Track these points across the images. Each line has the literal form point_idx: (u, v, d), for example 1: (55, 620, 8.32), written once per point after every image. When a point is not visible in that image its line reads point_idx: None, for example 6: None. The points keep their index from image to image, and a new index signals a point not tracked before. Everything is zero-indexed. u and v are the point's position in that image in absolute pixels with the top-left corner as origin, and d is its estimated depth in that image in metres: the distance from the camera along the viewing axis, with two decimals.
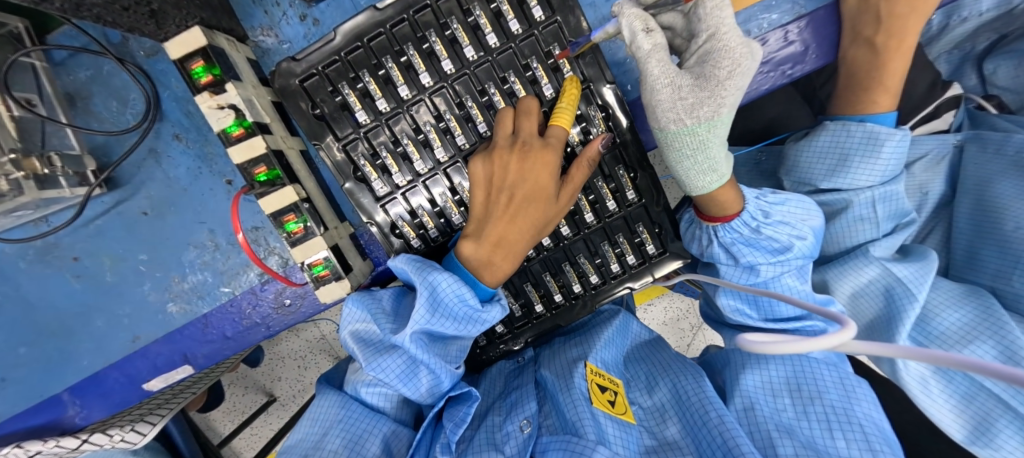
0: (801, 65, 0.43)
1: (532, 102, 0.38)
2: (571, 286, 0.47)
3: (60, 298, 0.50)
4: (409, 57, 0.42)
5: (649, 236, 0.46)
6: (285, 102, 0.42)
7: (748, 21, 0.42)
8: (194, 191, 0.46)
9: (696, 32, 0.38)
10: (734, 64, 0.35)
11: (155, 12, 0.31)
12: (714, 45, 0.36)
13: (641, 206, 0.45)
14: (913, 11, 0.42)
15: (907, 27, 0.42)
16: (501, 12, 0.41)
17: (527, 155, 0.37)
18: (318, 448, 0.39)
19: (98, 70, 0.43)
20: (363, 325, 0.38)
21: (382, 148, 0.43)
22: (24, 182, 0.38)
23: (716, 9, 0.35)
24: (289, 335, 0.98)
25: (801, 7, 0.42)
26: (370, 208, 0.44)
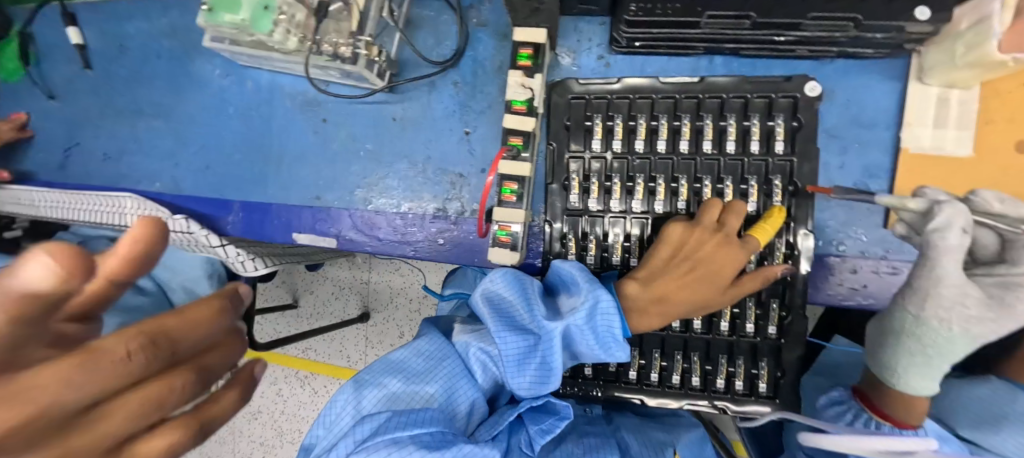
0: None
1: (741, 208, 0.44)
2: (672, 374, 0.50)
3: (292, 139, 0.62)
4: (657, 123, 0.49)
5: (767, 374, 0.48)
6: (550, 103, 0.51)
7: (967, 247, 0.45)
8: (438, 124, 0.56)
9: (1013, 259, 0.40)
10: None
11: (540, 6, 0.42)
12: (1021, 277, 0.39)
13: (775, 343, 0.47)
14: None
15: None
16: (750, 131, 0.48)
17: (722, 246, 0.42)
18: (419, 381, 0.44)
19: (438, 15, 0.56)
20: (512, 301, 0.45)
21: (594, 174, 0.50)
22: (361, 57, 0.50)
23: None
24: (341, 266, 1.26)
25: None
26: (557, 212, 0.51)
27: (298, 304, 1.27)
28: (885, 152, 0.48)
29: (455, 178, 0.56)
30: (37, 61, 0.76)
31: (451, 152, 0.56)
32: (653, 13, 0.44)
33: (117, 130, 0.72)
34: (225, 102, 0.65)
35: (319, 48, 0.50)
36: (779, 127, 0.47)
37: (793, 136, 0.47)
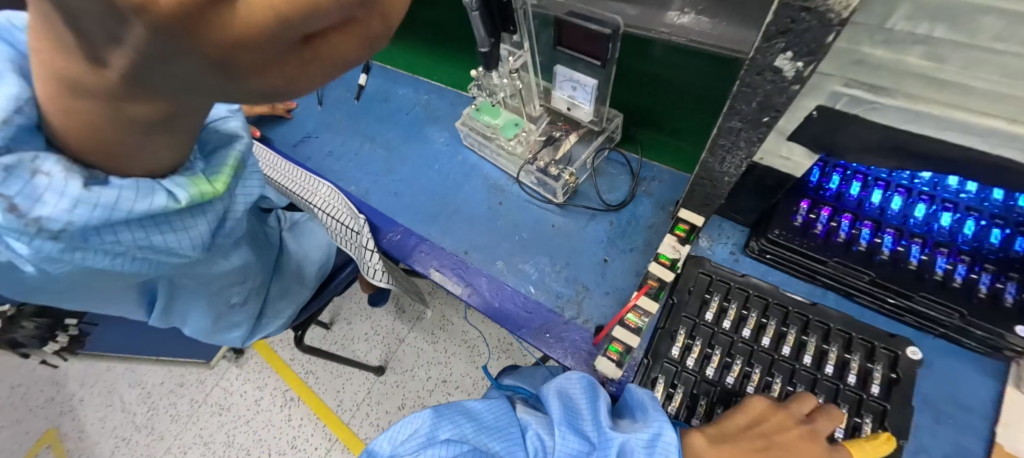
0: None
1: (838, 417, 0.46)
2: None
3: (468, 205, 0.79)
4: (768, 321, 0.58)
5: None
6: (683, 269, 0.62)
7: None
8: (585, 244, 0.70)
9: None
10: None
11: (708, 203, 0.58)
12: None
13: None
14: None
15: None
16: (849, 363, 0.54)
17: (807, 441, 0.43)
18: (476, 435, 0.47)
19: (614, 176, 0.76)
20: (580, 403, 0.48)
21: (701, 337, 0.58)
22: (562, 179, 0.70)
23: None
24: (385, 312, 1.37)
25: None
26: (658, 355, 0.58)
27: (329, 328, 1.36)
28: (975, 437, 0.51)
29: (581, 288, 0.67)
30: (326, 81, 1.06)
31: (586, 268, 0.68)
32: (792, 242, 0.57)
33: (346, 141, 0.95)
34: (433, 159, 0.87)
35: (533, 161, 0.73)
36: (876, 371, 0.53)
37: (887, 385, 0.53)
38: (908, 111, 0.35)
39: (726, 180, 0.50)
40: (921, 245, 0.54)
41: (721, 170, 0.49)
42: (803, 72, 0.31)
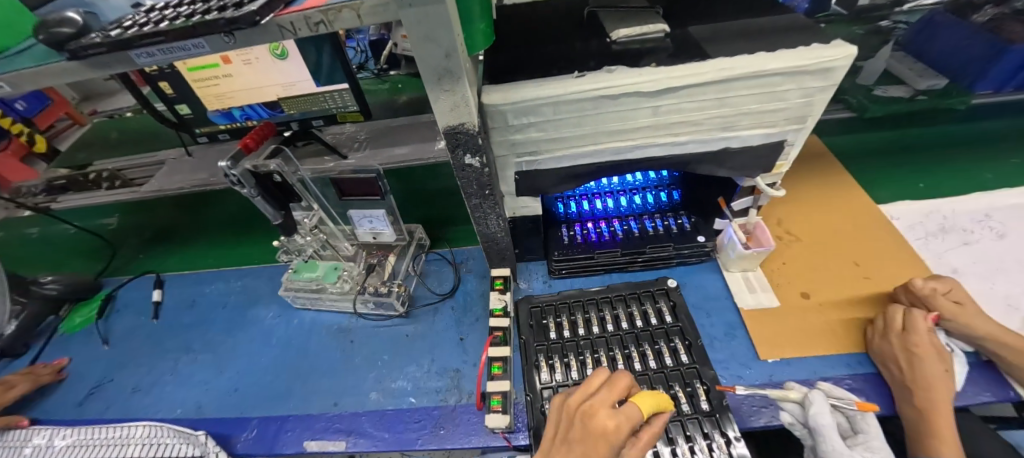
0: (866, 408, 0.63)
1: (621, 382, 0.48)
2: None
3: (322, 360, 0.80)
4: (589, 313, 0.75)
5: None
6: (518, 311, 0.76)
7: (817, 367, 0.67)
8: (440, 334, 0.79)
9: (904, 369, 0.61)
10: (932, 387, 0.58)
11: (504, 256, 0.75)
12: (912, 369, 0.60)
13: None
14: (941, 387, 0.58)
15: (946, 400, 0.58)
16: (646, 312, 0.74)
17: (591, 416, 0.44)
18: None
19: (439, 269, 0.90)
20: None
21: (556, 354, 0.71)
22: (396, 293, 0.80)
23: (918, 361, 0.60)
24: None
25: (854, 368, 0.67)
26: (534, 387, 0.68)
27: None
28: (733, 312, 0.75)
29: (453, 373, 0.74)
30: (109, 314, 0.96)
31: (449, 354, 0.76)
32: (571, 255, 0.78)
33: (156, 367, 0.85)
34: (269, 336, 0.86)
35: (364, 289, 0.81)
36: (662, 306, 0.74)
37: (673, 311, 0.74)
38: (559, 154, 0.57)
39: (500, 235, 0.67)
40: (634, 220, 0.82)
41: (491, 232, 0.66)
42: (480, 160, 0.51)
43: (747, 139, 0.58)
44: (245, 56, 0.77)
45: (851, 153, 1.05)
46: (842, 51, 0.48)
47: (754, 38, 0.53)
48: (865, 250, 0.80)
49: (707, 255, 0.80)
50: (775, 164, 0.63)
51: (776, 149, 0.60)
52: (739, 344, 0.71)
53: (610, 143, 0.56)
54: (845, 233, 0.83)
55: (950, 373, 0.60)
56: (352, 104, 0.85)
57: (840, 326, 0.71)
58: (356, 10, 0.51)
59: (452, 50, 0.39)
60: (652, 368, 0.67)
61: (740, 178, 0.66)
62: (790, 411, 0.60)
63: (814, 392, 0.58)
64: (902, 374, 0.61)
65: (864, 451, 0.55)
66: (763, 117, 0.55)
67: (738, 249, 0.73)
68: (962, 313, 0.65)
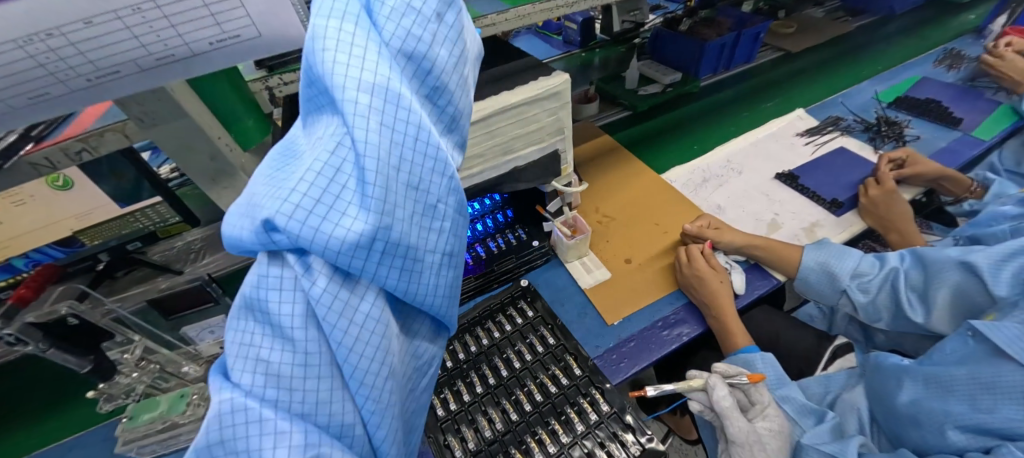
0: (688, 332, 0.81)
1: None
2: None
3: None
4: (464, 338, 0.80)
5: (632, 436, 0.67)
6: None
7: (649, 315, 0.83)
8: None
9: (697, 289, 0.80)
10: (716, 293, 0.79)
11: None
12: (701, 286, 0.80)
13: (613, 413, 0.70)
14: (722, 293, 0.80)
15: (726, 299, 0.79)
16: (511, 315, 0.83)
17: None
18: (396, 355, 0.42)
19: None
20: None
21: (446, 386, 0.74)
22: None
23: (697, 278, 0.80)
24: None
25: (675, 304, 0.84)
26: (433, 425, 0.70)
27: None
28: (581, 294, 0.87)
29: None
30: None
31: None
32: None
33: None
34: None
35: None
36: (523, 304, 0.84)
37: (533, 305, 0.84)
38: None
39: None
40: (479, 246, 0.90)
41: None
42: None
43: (528, 156, 0.71)
44: (11, 198, 0.60)
45: (639, 139, 1.31)
46: (560, 79, 0.64)
47: (502, 80, 0.66)
48: (658, 210, 1.02)
49: (549, 253, 0.92)
50: (562, 168, 0.77)
51: (555, 157, 0.74)
52: (592, 316, 0.83)
53: None
54: (643, 203, 1.04)
55: (724, 281, 0.82)
56: (173, 216, 0.75)
57: (656, 276, 0.89)
58: (122, 130, 0.52)
59: (215, 152, 0.48)
60: (529, 360, 0.76)
61: (541, 186, 0.80)
62: (699, 399, 0.73)
63: (712, 378, 0.71)
64: (700, 294, 0.80)
65: (764, 421, 0.68)
66: (532, 137, 0.69)
67: (566, 242, 0.87)
68: (722, 235, 0.88)
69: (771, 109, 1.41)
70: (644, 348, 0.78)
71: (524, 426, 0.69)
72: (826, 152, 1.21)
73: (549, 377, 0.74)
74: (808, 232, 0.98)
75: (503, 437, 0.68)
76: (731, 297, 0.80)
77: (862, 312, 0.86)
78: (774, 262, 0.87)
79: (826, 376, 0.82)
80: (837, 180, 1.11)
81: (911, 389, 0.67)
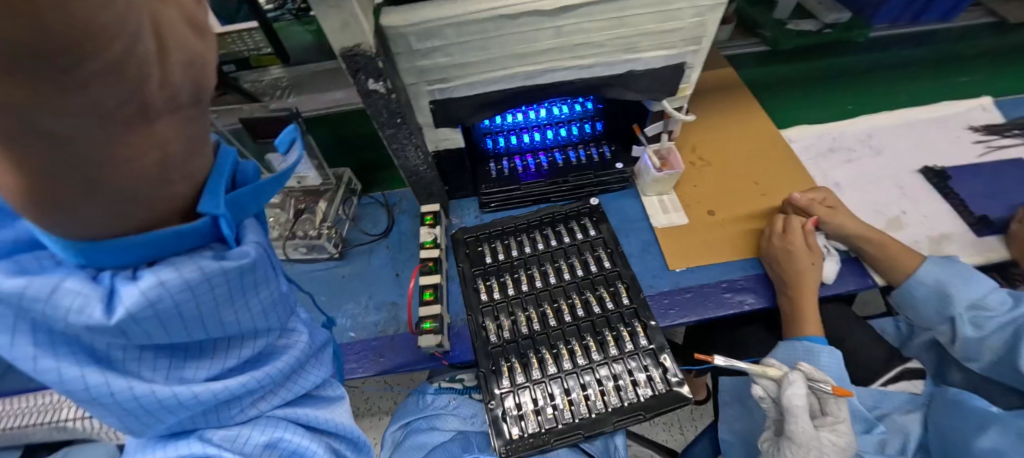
0: (752, 303, 0.75)
1: None
2: (595, 402, 0.65)
3: None
4: (521, 236, 0.79)
5: (661, 375, 0.66)
6: (454, 241, 0.79)
7: (715, 274, 0.77)
8: (377, 271, 0.80)
9: (781, 265, 0.72)
10: (801, 273, 0.71)
11: (432, 190, 0.76)
12: (790, 260, 0.71)
13: (651, 348, 0.68)
14: (808, 277, 0.71)
15: (809, 282, 0.71)
16: (572, 228, 0.80)
17: None
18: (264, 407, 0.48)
19: (371, 211, 0.88)
20: None
21: (492, 276, 0.75)
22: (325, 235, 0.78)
23: (784, 251, 0.72)
24: None
25: (747, 270, 0.77)
26: (475, 306, 0.72)
27: None
28: (649, 232, 0.82)
29: (391, 306, 0.75)
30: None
31: (386, 289, 0.78)
32: (498, 187, 0.82)
33: None
34: None
35: (293, 236, 0.79)
36: (587, 221, 0.80)
37: (596, 225, 0.80)
38: (471, 82, 0.59)
39: (423, 169, 0.69)
40: (558, 151, 0.86)
41: (406, 172, 0.69)
42: (386, 86, 0.51)
43: (649, 61, 0.61)
44: None
45: (767, 83, 1.11)
46: None
47: None
48: (763, 169, 0.89)
49: (628, 181, 0.85)
50: (680, 87, 0.67)
51: (678, 71, 0.63)
52: (653, 258, 0.79)
53: (518, 67, 0.58)
54: (749, 156, 0.91)
55: (816, 265, 0.73)
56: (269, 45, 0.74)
57: (737, 237, 0.80)
58: None
59: None
60: (579, 275, 0.75)
61: (649, 102, 0.70)
62: (764, 386, 0.67)
63: (792, 373, 0.63)
64: (781, 270, 0.72)
65: (830, 433, 0.61)
66: (661, 40, 0.58)
67: (652, 173, 0.79)
68: (831, 216, 0.77)
69: (951, 85, 1.12)
70: (698, 303, 0.73)
71: (559, 333, 0.70)
72: (1000, 158, 0.98)
73: (595, 298, 0.73)
74: (935, 241, 0.83)
75: (536, 337, 0.70)
76: (817, 283, 0.72)
77: (958, 346, 0.74)
78: (881, 260, 0.75)
79: (885, 391, 0.75)
80: (1000, 195, 0.90)
81: (994, 438, 0.60)
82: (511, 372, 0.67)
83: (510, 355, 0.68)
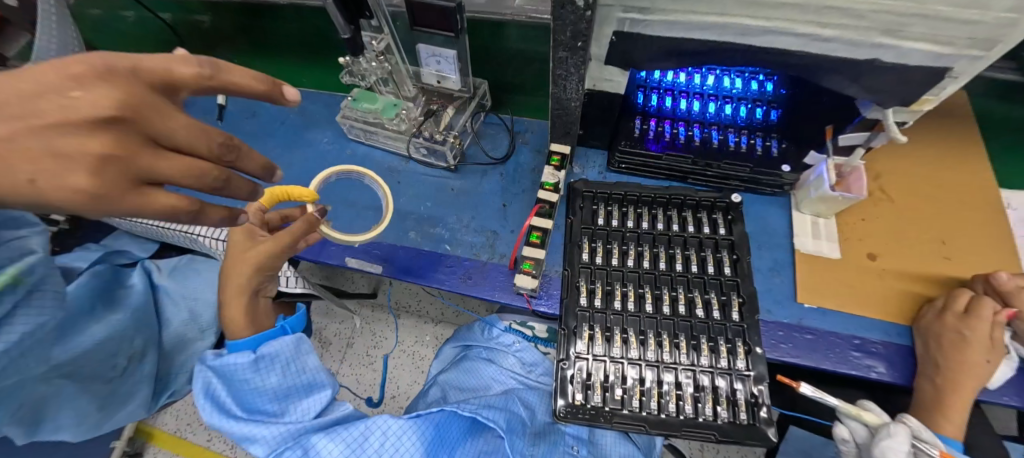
0: (884, 374, 0.63)
1: None
2: (668, 403, 0.61)
3: (371, 189, 0.82)
4: (641, 210, 0.73)
5: (749, 407, 0.60)
6: (571, 189, 0.75)
7: (849, 325, 0.66)
8: (485, 195, 0.78)
9: (944, 347, 0.59)
10: (965, 365, 0.58)
11: (570, 131, 0.70)
12: (961, 344, 0.58)
13: (748, 375, 0.62)
14: (971, 372, 0.58)
15: (970, 377, 0.58)
16: (700, 219, 0.72)
17: None
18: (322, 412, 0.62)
19: (495, 134, 0.85)
20: None
21: (600, 240, 0.71)
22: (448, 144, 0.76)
23: (956, 332, 0.59)
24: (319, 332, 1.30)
25: (891, 335, 0.65)
26: (575, 262, 0.69)
27: None
28: (786, 251, 0.72)
29: (491, 234, 0.74)
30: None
31: (489, 215, 0.76)
32: (635, 149, 0.74)
33: None
34: (321, 159, 0.87)
35: (419, 135, 0.78)
36: (719, 217, 0.72)
37: (728, 225, 0.72)
38: (671, 22, 0.50)
39: (575, 105, 0.63)
40: (717, 130, 0.75)
41: (556, 103, 0.64)
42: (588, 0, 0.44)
43: (904, 52, 0.47)
44: None
45: None
46: None
47: None
48: (960, 227, 0.72)
49: (782, 189, 0.74)
50: (919, 98, 0.53)
51: (933, 77, 0.49)
52: (780, 282, 0.70)
53: (735, 17, 0.48)
54: (945, 206, 0.74)
55: (990, 364, 0.59)
56: None
57: (894, 294, 0.67)
58: None
59: None
60: (692, 271, 0.68)
61: (865, 104, 0.57)
62: (853, 428, 0.59)
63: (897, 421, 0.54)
64: (940, 352, 0.59)
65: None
66: (937, 30, 0.44)
67: (823, 189, 0.67)
68: None
69: None
70: (818, 350, 0.64)
71: (652, 321, 0.65)
72: None
73: (701, 301, 0.66)
74: None
75: (627, 315, 0.66)
76: (982, 383, 0.59)
77: None
78: None
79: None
80: None
81: None
82: (590, 339, 0.64)
83: (595, 323, 0.65)
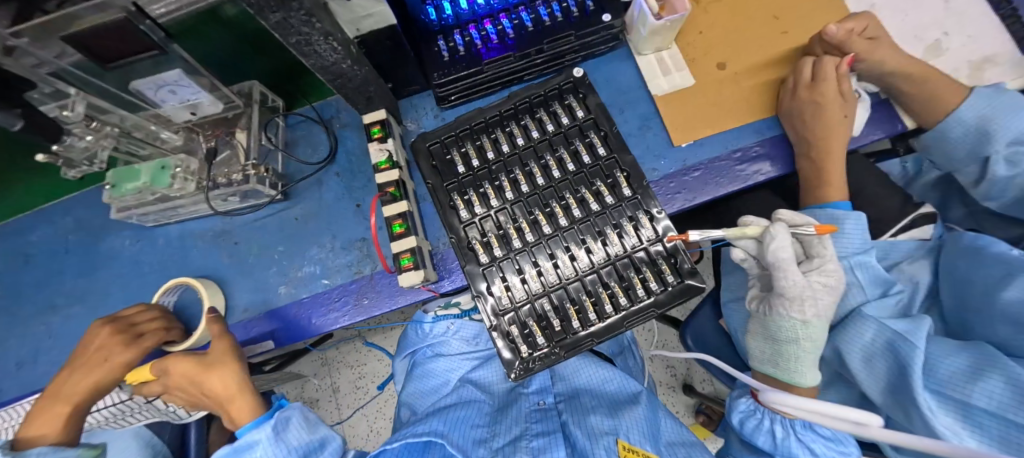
0: (771, 170, 0.64)
1: None
2: (603, 307, 0.59)
3: (212, 266, 0.68)
4: (494, 134, 0.65)
5: (672, 268, 0.60)
6: (415, 149, 0.66)
7: (725, 144, 0.65)
8: (335, 206, 0.67)
9: (807, 121, 0.60)
10: (829, 127, 0.59)
11: (371, 93, 0.59)
12: (818, 112, 0.59)
13: (660, 241, 0.60)
14: (835, 131, 0.60)
15: (836, 136, 0.60)
16: (555, 112, 0.66)
17: None
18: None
19: (309, 132, 0.71)
20: None
21: (469, 188, 0.63)
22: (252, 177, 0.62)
23: (812, 103, 0.59)
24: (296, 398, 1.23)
25: (763, 134, 0.65)
26: (455, 226, 0.62)
27: None
28: (648, 102, 0.68)
29: (361, 243, 0.65)
30: None
31: (349, 225, 0.66)
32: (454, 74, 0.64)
33: (30, 332, 0.72)
34: (139, 264, 0.71)
35: (214, 184, 0.63)
36: (571, 101, 0.65)
37: (584, 104, 0.65)
38: None
39: (348, 66, 0.51)
40: (525, 10, 0.66)
41: (326, 75, 0.51)
42: None
43: None
44: None
45: None
46: None
47: None
48: None
49: (618, 39, 0.68)
50: None
51: None
52: (654, 136, 0.67)
53: None
54: None
55: (848, 115, 0.61)
56: None
57: (754, 92, 0.66)
58: None
59: None
60: (570, 171, 0.63)
61: None
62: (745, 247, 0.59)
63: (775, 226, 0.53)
64: (804, 127, 0.60)
65: (818, 276, 0.54)
66: None
67: (649, 22, 0.60)
68: (870, 49, 0.60)
69: None
70: (708, 182, 0.63)
71: (555, 240, 0.62)
72: None
73: (590, 195, 0.63)
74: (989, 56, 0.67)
75: (531, 248, 0.61)
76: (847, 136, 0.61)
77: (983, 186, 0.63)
78: (922, 97, 0.61)
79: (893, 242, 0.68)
80: None
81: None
82: (508, 291, 0.60)
83: (504, 273, 0.61)
